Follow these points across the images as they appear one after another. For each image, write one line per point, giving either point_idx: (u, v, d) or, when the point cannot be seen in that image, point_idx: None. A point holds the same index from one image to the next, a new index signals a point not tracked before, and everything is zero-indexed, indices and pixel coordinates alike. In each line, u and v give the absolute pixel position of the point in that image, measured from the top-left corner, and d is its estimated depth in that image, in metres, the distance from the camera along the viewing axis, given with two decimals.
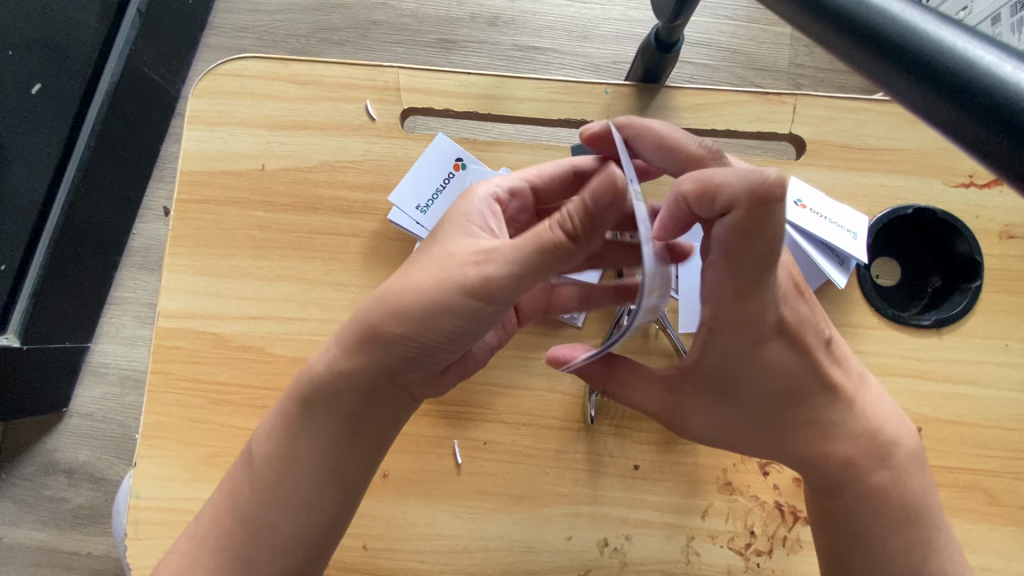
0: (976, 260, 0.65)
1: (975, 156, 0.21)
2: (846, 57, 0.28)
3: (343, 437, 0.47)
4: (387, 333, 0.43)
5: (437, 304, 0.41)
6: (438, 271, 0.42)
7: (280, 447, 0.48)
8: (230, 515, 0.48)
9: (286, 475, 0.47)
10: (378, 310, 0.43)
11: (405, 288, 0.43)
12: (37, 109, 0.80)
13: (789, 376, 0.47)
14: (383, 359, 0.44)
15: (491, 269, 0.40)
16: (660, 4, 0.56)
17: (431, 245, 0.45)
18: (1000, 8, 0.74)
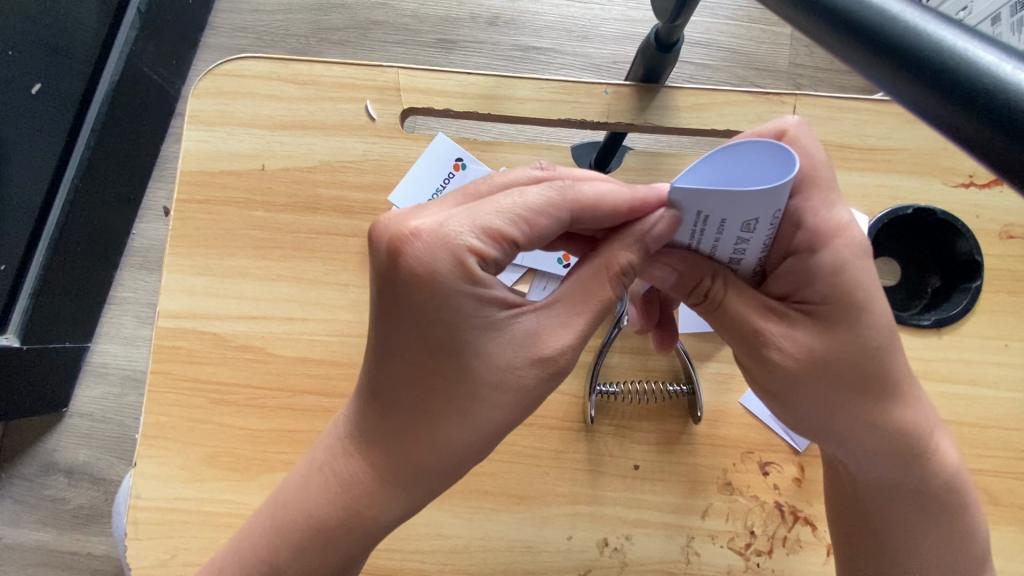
0: (976, 260, 0.65)
1: (975, 156, 0.21)
2: (846, 58, 0.28)
3: (374, 535, 0.46)
4: (439, 454, 0.43)
5: (502, 417, 0.42)
6: (499, 390, 0.42)
7: (294, 548, 0.46)
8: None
9: (303, 567, 0.47)
10: (424, 431, 0.42)
11: (460, 418, 0.42)
12: (38, 110, 0.81)
13: (862, 334, 0.43)
14: (430, 472, 0.44)
15: (561, 361, 0.43)
16: (659, 4, 0.56)
17: (451, 355, 0.41)
18: (1000, 8, 0.74)
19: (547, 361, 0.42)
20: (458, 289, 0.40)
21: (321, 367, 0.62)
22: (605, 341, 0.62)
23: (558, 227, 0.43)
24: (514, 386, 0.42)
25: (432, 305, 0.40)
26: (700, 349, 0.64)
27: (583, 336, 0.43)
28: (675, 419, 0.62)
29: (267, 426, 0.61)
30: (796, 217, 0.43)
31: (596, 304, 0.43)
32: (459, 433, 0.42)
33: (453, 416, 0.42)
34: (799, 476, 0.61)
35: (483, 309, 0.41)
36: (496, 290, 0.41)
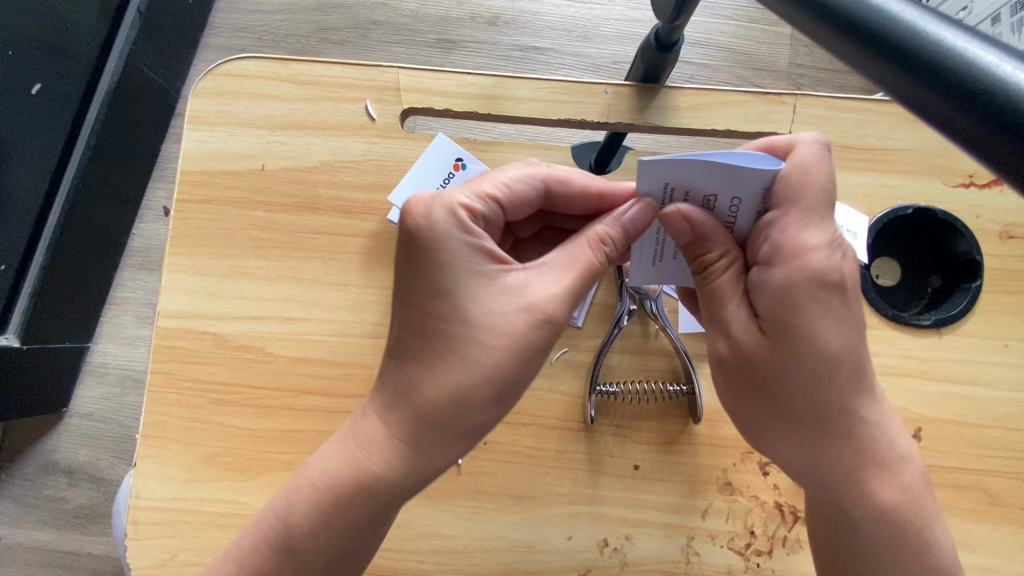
0: (976, 260, 0.65)
1: (976, 156, 0.21)
2: (845, 56, 0.28)
3: (385, 492, 0.47)
4: (436, 395, 0.45)
5: (499, 363, 0.44)
6: (491, 334, 0.44)
7: (311, 520, 0.47)
8: (260, 565, 0.48)
9: (314, 534, 0.47)
10: (426, 375, 0.45)
11: (457, 357, 0.44)
12: (37, 109, 0.81)
13: (793, 353, 0.45)
14: (438, 412, 0.45)
15: (553, 316, 0.45)
16: (659, 5, 0.56)
17: (447, 300, 0.44)
18: (1000, 8, 0.74)
19: (536, 311, 0.45)
20: (449, 234, 0.45)
21: (321, 367, 0.62)
22: (605, 341, 0.62)
23: (533, 192, 0.50)
24: (509, 331, 0.44)
25: (436, 255, 0.45)
26: (700, 349, 0.64)
27: (570, 295, 0.46)
28: (675, 419, 0.62)
29: (267, 426, 0.61)
30: (770, 232, 0.44)
31: (578, 269, 0.46)
32: (452, 376, 0.44)
33: (450, 359, 0.44)
34: None
35: (478, 263, 0.45)
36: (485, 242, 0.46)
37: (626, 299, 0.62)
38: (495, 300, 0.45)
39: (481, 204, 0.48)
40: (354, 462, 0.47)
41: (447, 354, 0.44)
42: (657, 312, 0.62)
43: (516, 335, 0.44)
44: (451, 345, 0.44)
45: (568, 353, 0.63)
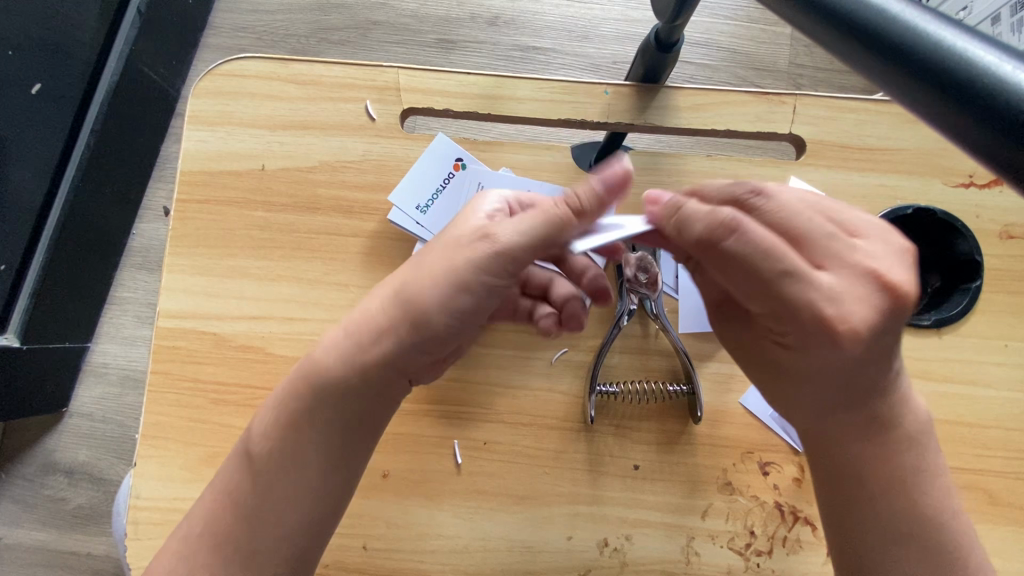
0: (976, 260, 0.65)
1: (976, 156, 0.21)
2: (843, 57, 0.28)
3: (340, 418, 0.47)
4: (386, 327, 0.45)
5: (444, 271, 0.44)
6: (441, 249, 0.45)
7: (274, 433, 0.48)
8: (231, 495, 0.48)
9: (288, 455, 0.48)
10: (384, 308, 0.46)
11: (414, 267, 0.46)
12: (38, 110, 0.81)
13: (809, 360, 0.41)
14: (389, 319, 0.45)
15: (503, 252, 0.44)
16: (660, 5, 0.56)
17: (422, 241, 0.47)
18: (1000, 8, 0.74)
19: (495, 252, 0.44)
20: (443, 185, 0.48)
21: None
22: (605, 341, 0.62)
23: None
24: (463, 250, 0.44)
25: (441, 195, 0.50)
26: (700, 349, 0.64)
27: (532, 238, 0.44)
28: (675, 419, 0.62)
29: None
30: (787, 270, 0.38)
31: (542, 214, 0.43)
32: (405, 304, 0.45)
33: (401, 290, 0.46)
34: (799, 476, 0.61)
35: (461, 211, 0.47)
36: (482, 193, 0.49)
37: (626, 300, 0.62)
38: (459, 239, 0.45)
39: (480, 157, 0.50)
40: (309, 384, 0.47)
41: (401, 286, 0.46)
42: (656, 312, 0.61)
43: (465, 268, 0.44)
44: (409, 277, 0.46)
45: (568, 353, 0.63)
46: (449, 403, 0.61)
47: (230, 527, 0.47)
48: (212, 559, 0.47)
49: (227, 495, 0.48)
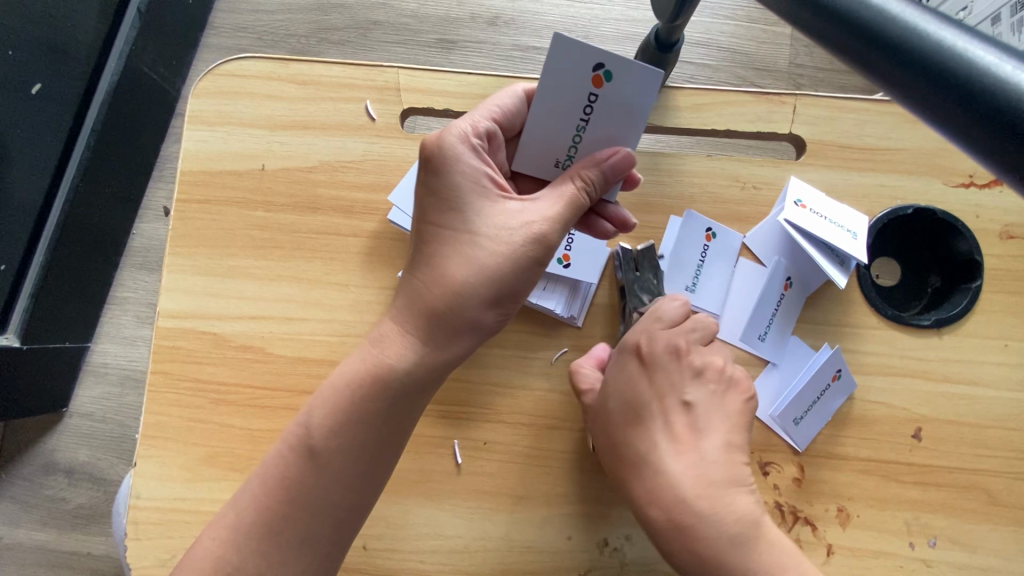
0: (976, 260, 0.65)
1: (976, 155, 0.21)
2: (843, 57, 0.28)
3: (397, 395, 0.49)
4: (445, 299, 0.48)
5: (507, 266, 0.48)
6: (494, 243, 0.48)
7: (344, 428, 0.48)
8: (284, 486, 0.48)
9: (334, 437, 0.48)
10: (432, 283, 0.48)
11: (456, 246, 0.48)
12: (38, 110, 0.81)
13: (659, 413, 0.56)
14: (457, 313, 0.48)
15: (547, 234, 0.49)
16: (660, 5, 0.56)
17: (456, 213, 0.48)
18: (1000, 8, 0.74)
19: (537, 235, 0.48)
20: (460, 159, 0.49)
21: (321, 367, 0.62)
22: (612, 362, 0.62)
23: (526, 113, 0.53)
24: (516, 243, 0.48)
25: (441, 174, 0.49)
26: None
27: (559, 218, 0.49)
28: None
29: (267, 426, 0.61)
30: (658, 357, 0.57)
31: (565, 200, 0.49)
32: (456, 278, 0.47)
33: (452, 266, 0.48)
34: (799, 476, 0.61)
35: (483, 186, 0.49)
36: (485, 169, 0.50)
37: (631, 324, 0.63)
38: (494, 218, 0.48)
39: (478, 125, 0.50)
40: (370, 362, 0.49)
41: (450, 261, 0.48)
42: None
43: (511, 246, 0.48)
44: (454, 253, 0.48)
45: (568, 353, 0.63)
46: (449, 403, 0.61)
47: (289, 516, 0.48)
48: (268, 547, 0.47)
49: (277, 488, 0.48)
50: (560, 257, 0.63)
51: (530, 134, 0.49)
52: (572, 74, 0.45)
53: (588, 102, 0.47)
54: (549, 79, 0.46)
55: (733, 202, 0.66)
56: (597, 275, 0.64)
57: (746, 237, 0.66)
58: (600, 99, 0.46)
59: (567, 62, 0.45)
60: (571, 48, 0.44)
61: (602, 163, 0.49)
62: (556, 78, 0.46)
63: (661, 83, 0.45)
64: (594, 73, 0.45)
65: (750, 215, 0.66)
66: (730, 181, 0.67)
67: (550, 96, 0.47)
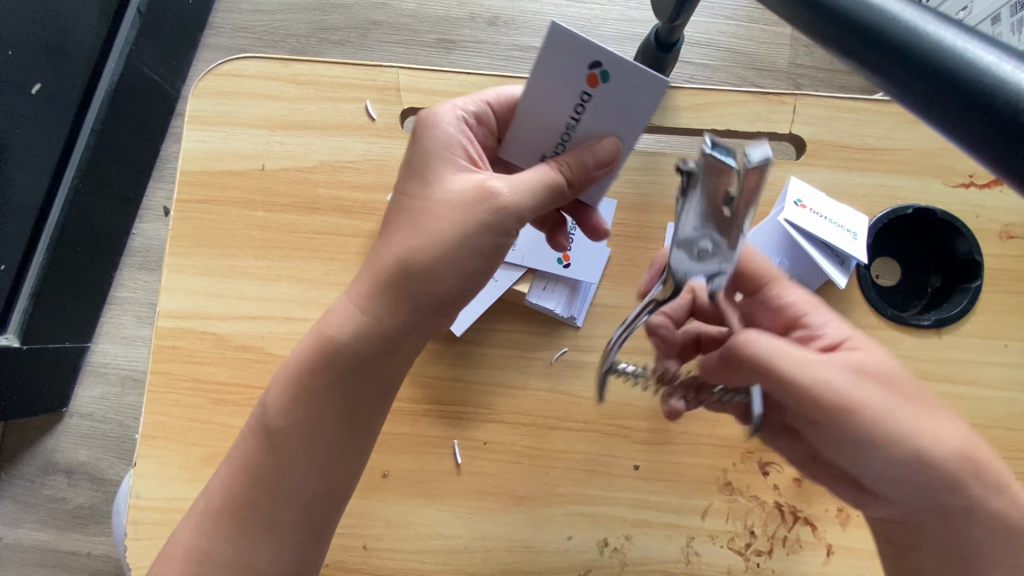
0: (976, 260, 0.65)
1: (976, 156, 0.21)
2: (843, 56, 0.28)
3: (343, 371, 0.48)
4: (389, 267, 0.47)
5: (455, 232, 0.46)
6: (446, 209, 0.46)
7: (293, 407, 0.49)
8: (246, 466, 0.50)
9: (287, 416, 0.49)
10: (382, 250, 0.48)
11: (409, 214, 0.47)
12: (38, 110, 0.81)
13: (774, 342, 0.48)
14: (403, 284, 0.47)
15: (503, 203, 0.46)
16: (659, 5, 0.56)
17: (415, 179, 0.48)
18: (1000, 8, 0.74)
19: (490, 202, 0.46)
20: (429, 126, 0.49)
21: None
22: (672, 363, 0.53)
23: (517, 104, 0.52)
24: (467, 208, 0.46)
25: (416, 142, 0.50)
26: None
27: (523, 187, 0.46)
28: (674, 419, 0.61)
29: None
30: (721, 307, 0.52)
31: (538, 175, 0.46)
32: (402, 245, 0.47)
33: (400, 233, 0.47)
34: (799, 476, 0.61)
35: (450, 153, 0.48)
36: (460, 140, 0.49)
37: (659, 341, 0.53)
38: (450, 184, 0.47)
39: (471, 107, 0.51)
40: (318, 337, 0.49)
41: (400, 228, 0.48)
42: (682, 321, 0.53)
43: (463, 213, 0.46)
44: (407, 219, 0.48)
45: (568, 353, 0.63)
46: (448, 403, 0.62)
47: (254, 500, 0.49)
48: (237, 531, 0.49)
49: (239, 469, 0.50)
50: (560, 257, 0.64)
51: (519, 118, 0.46)
52: (568, 64, 0.42)
53: (580, 102, 0.44)
54: (541, 69, 0.43)
55: None
56: (597, 275, 0.64)
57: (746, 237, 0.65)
58: (592, 101, 0.44)
59: (559, 55, 0.42)
60: (566, 40, 0.41)
61: (588, 153, 0.45)
62: (550, 68, 0.43)
63: (661, 94, 0.42)
64: (589, 70, 0.42)
65: None
66: None
67: (541, 85, 0.44)
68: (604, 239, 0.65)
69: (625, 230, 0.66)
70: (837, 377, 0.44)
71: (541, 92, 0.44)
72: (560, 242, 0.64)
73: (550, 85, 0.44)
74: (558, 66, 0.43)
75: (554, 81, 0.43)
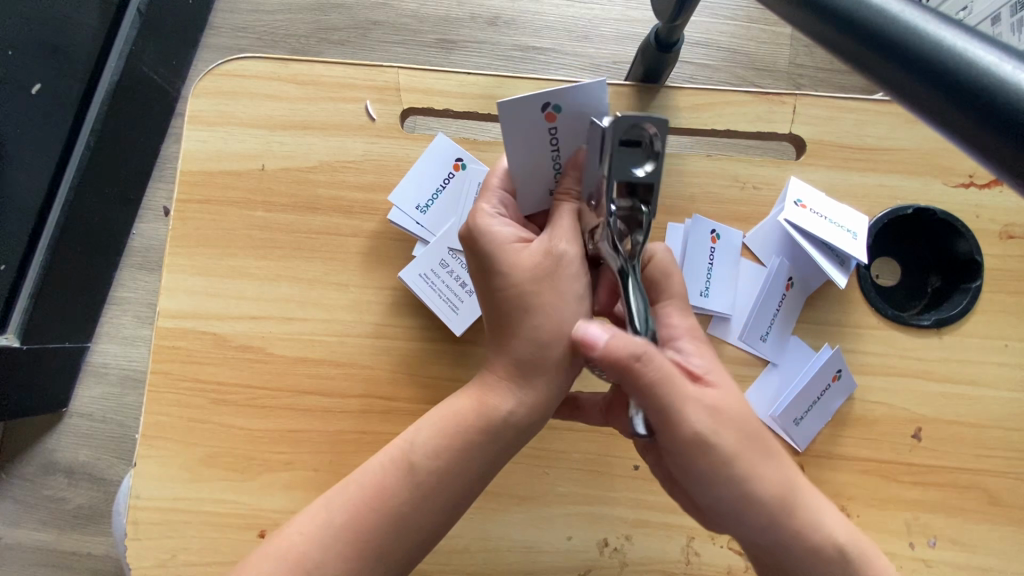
0: (976, 260, 0.65)
1: (977, 156, 0.21)
2: (843, 57, 0.28)
3: (507, 425, 0.48)
4: (532, 340, 0.46)
5: (579, 298, 0.46)
6: (569, 282, 0.46)
7: (446, 450, 0.48)
8: (381, 504, 0.47)
9: (437, 456, 0.48)
10: (516, 333, 0.46)
11: (530, 298, 0.45)
12: (38, 109, 0.81)
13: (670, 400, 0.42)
14: (548, 352, 0.46)
15: (598, 254, 0.47)
16: (659, 5, 0.56)
17: (513, 273, 0.46)
18: (1000, 8, 0.74)
19: (598, 257, 0.47)
20: (484, 230, 0.47)
21: (321, 367, 0.62)
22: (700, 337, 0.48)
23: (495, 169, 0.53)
24: (580, 278, 0.46)
25: (479, 255, 0.47)
26: None
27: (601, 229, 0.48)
28: None
29: (267, 427, 0.61)
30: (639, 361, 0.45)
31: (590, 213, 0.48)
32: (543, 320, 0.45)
33: (533, 316, 0.45)
34: None
35: (522, 241, 0.47)
36: (517, 232, 0.48)
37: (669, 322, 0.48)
38: (559, 257, 0.46)
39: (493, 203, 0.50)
40: (475, 402, 0.48)
41: (530, 314, 0.45)
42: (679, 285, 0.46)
43: (585, 276, 0.47)
44: (530, 305, 0.45)
45: None
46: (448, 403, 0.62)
47: (384, 534, 0.47)
48: None
49: (387, 537, 0.47)
50: None
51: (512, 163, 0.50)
52: (525, 106, 0.47)
53: (551, 136, 0.49)
54: (511, 137, 0.48)
55: (733, 201, 0.66)
56: None
57: (746, 237, 0.65)
58: (560, 131, 0.48)
59: (518, 118, 0.48)
60: (514, 106, 0.47)
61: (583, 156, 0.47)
62: (513, 120, 0.47)
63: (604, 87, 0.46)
64: (545, 111, 0.47)
65: (750, 215, 0.66)
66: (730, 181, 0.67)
67: (513, 127, 0.48)
68: None
69: None
70: (700, 420, 0.43)
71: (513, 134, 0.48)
72: None
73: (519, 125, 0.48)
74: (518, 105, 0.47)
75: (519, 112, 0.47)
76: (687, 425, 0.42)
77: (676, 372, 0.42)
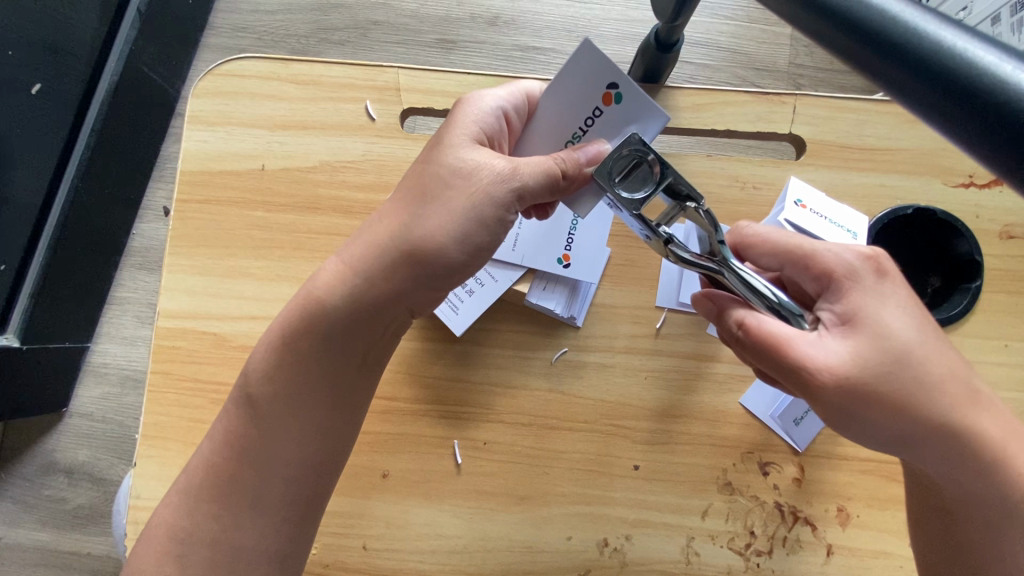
0: (976, 260, 0.64)
1: (973, 154, 0.21)
2: (840, 54, 0.28)
3: (332, 334, 0.50)
4: (393, 231, 0.48)
5: (463, 202, 0.47)
6: (459, 180, 0.47)
7: (277, 374, 0.51)
8: (237, 439, 0.51)
9: (270, 384, 0.51)
10: (383, 225, 0.49)
11: (413, 188, 0.49)
12: (39, 109, 0.81)
13: (881, 350, 0.41)
14: (407, 248, 0.47)
15: (516, 178, 0.46)
16: (659, 4, 0.56)
17: (437, 147, 0.49)
18: (1000, 8, 0.74)
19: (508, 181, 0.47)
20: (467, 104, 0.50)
21: None
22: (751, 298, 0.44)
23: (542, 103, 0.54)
24: (472, 180, 0.47)
25: (450, 115, 0.51)
26: (704, 350, 0.63)
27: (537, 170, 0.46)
28: (675, 420, 0.61)
29: None
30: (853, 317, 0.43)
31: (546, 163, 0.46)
32: (410, 211, 0.48)
33: (406, 199, 0.49)
34: (799, 476, 0.61)
35: (472, 127, 0.49)
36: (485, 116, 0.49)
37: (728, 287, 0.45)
38: (462, 158, 0.48)
39: (513, 99, 0.50)
40: (315, 303, 0.50)
41: (405, 197, 0.49)
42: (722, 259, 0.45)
43: (473, 188, 0.47)
44: (415, 187, 0.49)
45: (568, 354, 0.63)
46: (448, 403, 0.62)
47: (236, 475, 0.50)
48: (218, 510, 0.50)
49: (226, 445, 0.51)
50: (560, 257, 0.64)
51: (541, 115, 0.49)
52: (590, 75, 0.45)
53: (592, 115, 0.47)
54: (565, 74, 0.46)
55: (732, 202, 0.66)
56: (596, 275, 0.64)
57: None
58: (604, 116, 0.47)
59: (587, 65, 0.45)
60: (593, 55, 0.45)
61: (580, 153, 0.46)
62: (574, 71, 0.46)
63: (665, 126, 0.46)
64: (606, 89, 0.46)
65: (750, 215, 0.66)
66: (730, 181, 0.67)
67: (563, 84, 0.47)
68: (603, 237, 0.65)
69: (625, 230, 0.66)
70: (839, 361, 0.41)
71: (563, 84, 0.47)
72: (560, 242, 0.64)
73: (574, 82, 0.46)
74: (589, 60, 0.45)
75: (587, 73, 0.45)
76: (841, 377, 0.41)
77: (797, 332, 0.42)
